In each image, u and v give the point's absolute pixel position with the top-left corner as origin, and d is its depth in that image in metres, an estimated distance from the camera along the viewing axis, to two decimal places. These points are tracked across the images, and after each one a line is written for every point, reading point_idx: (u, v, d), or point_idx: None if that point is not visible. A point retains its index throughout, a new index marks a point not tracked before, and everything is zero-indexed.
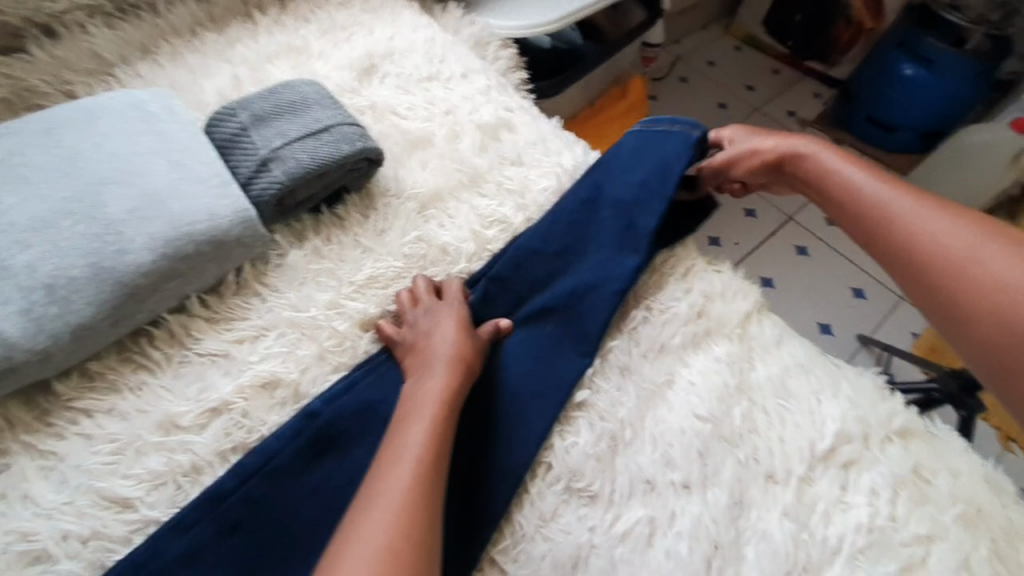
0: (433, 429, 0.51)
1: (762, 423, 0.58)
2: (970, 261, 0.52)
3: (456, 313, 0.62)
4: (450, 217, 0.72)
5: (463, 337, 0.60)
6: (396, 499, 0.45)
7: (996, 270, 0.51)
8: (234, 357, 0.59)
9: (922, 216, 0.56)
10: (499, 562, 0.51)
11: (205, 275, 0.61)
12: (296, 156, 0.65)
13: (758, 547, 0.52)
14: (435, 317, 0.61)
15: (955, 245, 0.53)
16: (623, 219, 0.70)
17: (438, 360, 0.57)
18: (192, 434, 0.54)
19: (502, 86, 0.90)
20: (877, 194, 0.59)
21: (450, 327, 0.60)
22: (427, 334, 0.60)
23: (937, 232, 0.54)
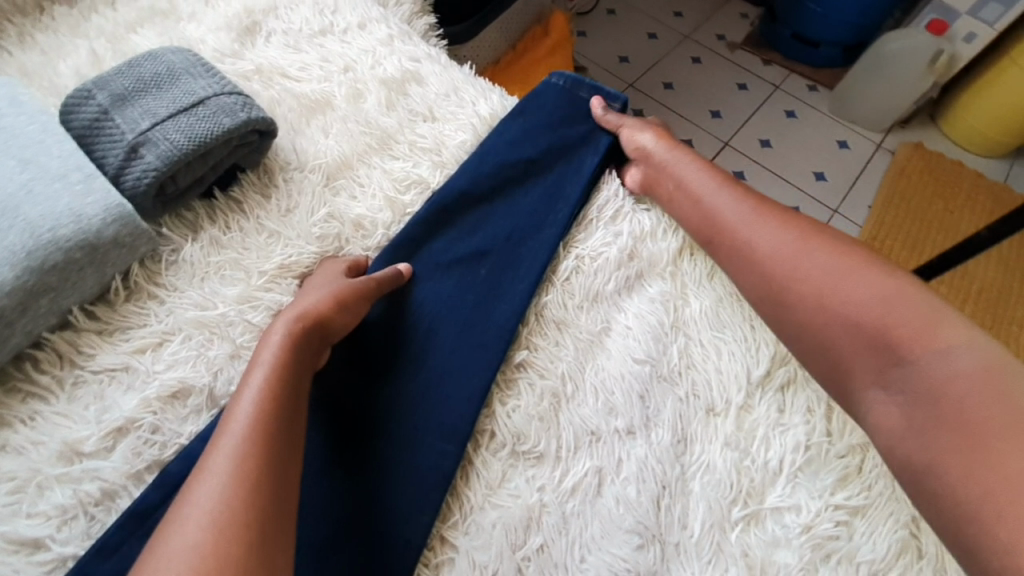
0: (273, 400, 0.45)
1: (699, 358, 0.58)
2: (796, 267, 0.55)
3: (330, 274, 0.58)
4: (362, 185, 0.66)
5: (331, 290, 0.54)
6: (216, 474, 0.40)
7: (821, 271, 0.54)
8: (136, 370, 0.54)
9: (759, 226, 0.59)
10: (449, 537, 0.50)
11: (84, 285, 0.54)
12: (169, 136, 0.57)
13: (703, 480, 0.52)
14: (310, 282, 0.57)
15: (783, 252, 0.57)
16: (542, 174, 0.68)
17: (288, 315, 0.51)
18: (99, 460, 0.49)
19: (405, 34, 0.81)
20: (724, 205, 0.62)
21: (313, 288, 0.55)
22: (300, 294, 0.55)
23: (766, 240, 0.58)
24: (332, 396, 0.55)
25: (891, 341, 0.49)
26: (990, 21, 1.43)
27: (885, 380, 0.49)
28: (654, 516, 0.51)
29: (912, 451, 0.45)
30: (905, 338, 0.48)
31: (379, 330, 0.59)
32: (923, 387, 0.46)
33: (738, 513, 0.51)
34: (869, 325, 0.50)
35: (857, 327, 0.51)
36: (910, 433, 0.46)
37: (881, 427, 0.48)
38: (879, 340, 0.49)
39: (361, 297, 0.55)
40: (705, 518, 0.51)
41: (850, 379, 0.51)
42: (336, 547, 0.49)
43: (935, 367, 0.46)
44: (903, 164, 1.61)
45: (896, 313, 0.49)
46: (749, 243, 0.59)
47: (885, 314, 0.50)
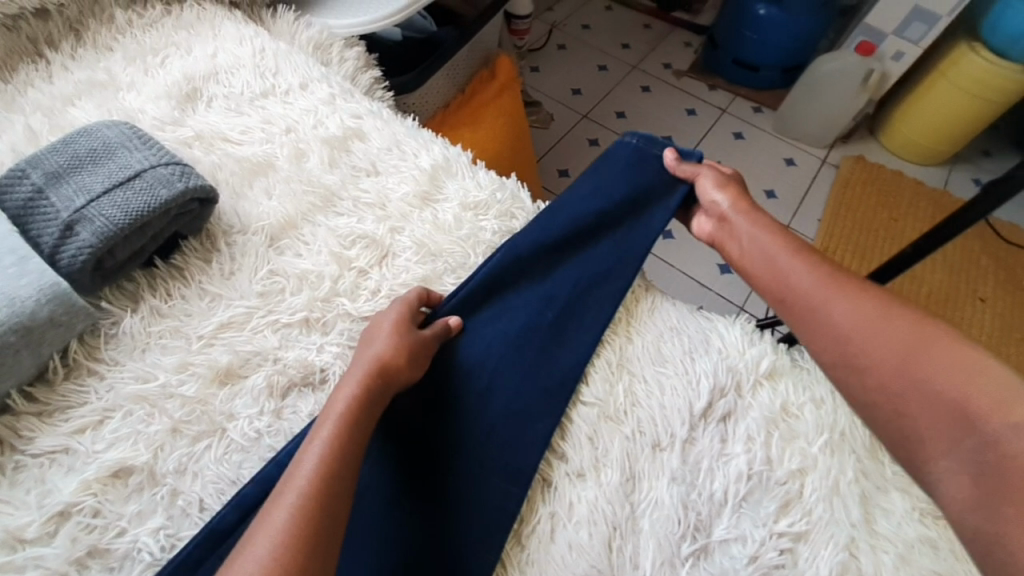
0: (327, 465, 0.47)
1: (644, 395, 0.59)
2: (856, 340, 0.54)
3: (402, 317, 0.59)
4: (306, 244, 0.67)
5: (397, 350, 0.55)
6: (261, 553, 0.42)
7: (910, 328, 0.53)
8: (76, 451, 0.52)
9: (833, 291, 0.58)
10: None
11: (21, 368, 0.53)
12: (105, 212, 0.58)
13: (653, 517, 0.53)
14: (375, 327, 0.58)
15: (871, 307, 0.56)
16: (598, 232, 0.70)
17: (354, 379, 0.53)
18: (40, 548, 0.48)
19: (347, 91, 0.83)
20: (797, 264, 0.61)
21: (378, 339, 0.56)
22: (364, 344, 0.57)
23: (845, 302, 0.57)
24: (353, 517, 0.53)
25: (965, 411, 0.47)
26: (916, 39, 1.53)
27: (962, 456, 0.46)
28: (606, 559, 0.51)
29: (981, 521, 0.42)
30: (982, 409, 0.46)
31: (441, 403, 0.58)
32: (993, 458, 0.44)
33: (687, 549, 0.52)
34: (946, 394, 0.48)
35: (938, 396, 0.49)
36: (982, 505, 0.43)
37: (950, 499, 0.45)
38: (943, 414, 0.48)
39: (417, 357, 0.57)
40: (656, 556, 0.51)
41: (920, 445, 0.49)
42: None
43: (1009, 440, 0.44)
44: (847, 176, 1.68)
45: (969, 387, 0.48)
46: (822, 317, 0.57)
47: (976, 382, 0.48)
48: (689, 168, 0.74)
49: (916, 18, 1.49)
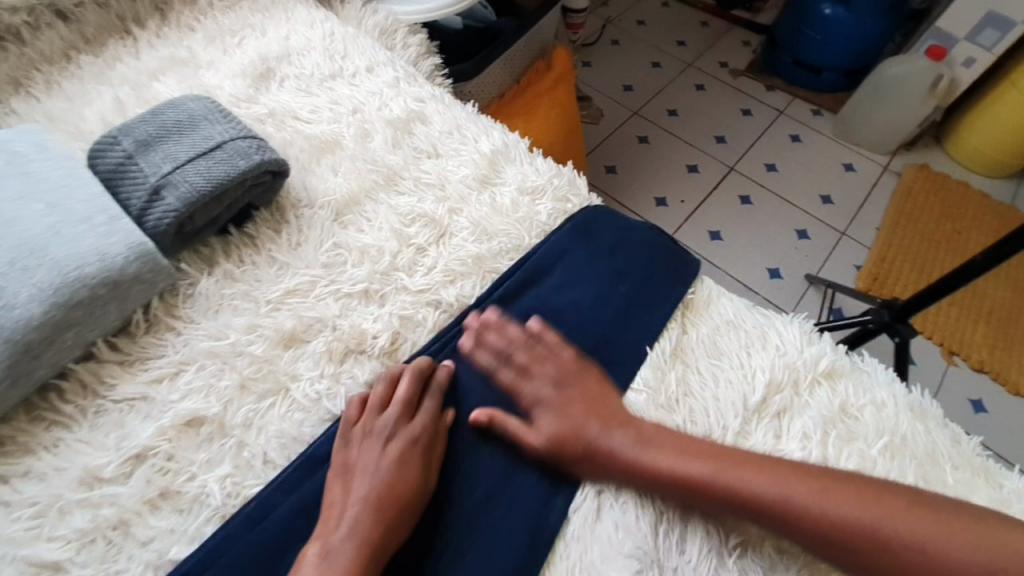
0: None
1: (697, 385, 0.59)
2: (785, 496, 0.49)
3: (396, 431, 0.55)
4: (369, 220, 0.69)
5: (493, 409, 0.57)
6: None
7: (798, 491, 0.49)
8: (153, 399, 0.56)
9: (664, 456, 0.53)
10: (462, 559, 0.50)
11: (108, 318, 0.57)
12: (189, 179, 0.61)
13: (701, 506, 0.53)
14: (353, 438, 0.55)
15: (732, 478, 0.51)
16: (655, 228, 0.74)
17: (349, 511, 0.50)
18: (117, 487, 0.51)
19: (410, 76, 0.85)
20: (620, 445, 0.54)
21: (368, 459, 0.54)
22: (342, 468, 0.54)
23: (702, 468, 0.51)
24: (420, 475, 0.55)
25: (866, 532, 0.47)
26: (988, 45, 1.46)
27: (854, 567, 0.47)
28: (653, 542, 0.51)
29: None
30: (887, 541, 0.46)
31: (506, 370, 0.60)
32: (898, 563, 0.46)
33: (736, 540, 0.51)
34: (849, 531, 0.47)
35: (848, 532, 0.47)
36: None
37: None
38: (851, 546, 0.47)
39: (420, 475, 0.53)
40: (703, 543, 0.51)
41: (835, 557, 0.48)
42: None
43: (910, 539, 0.46)
44: (909, 185, 1.61)
45: (855, 506, 0.48)
46: (751, 493, 0.50)
47: (857, 507, 0.48)
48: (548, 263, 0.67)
49: (990, 24, 1.43)
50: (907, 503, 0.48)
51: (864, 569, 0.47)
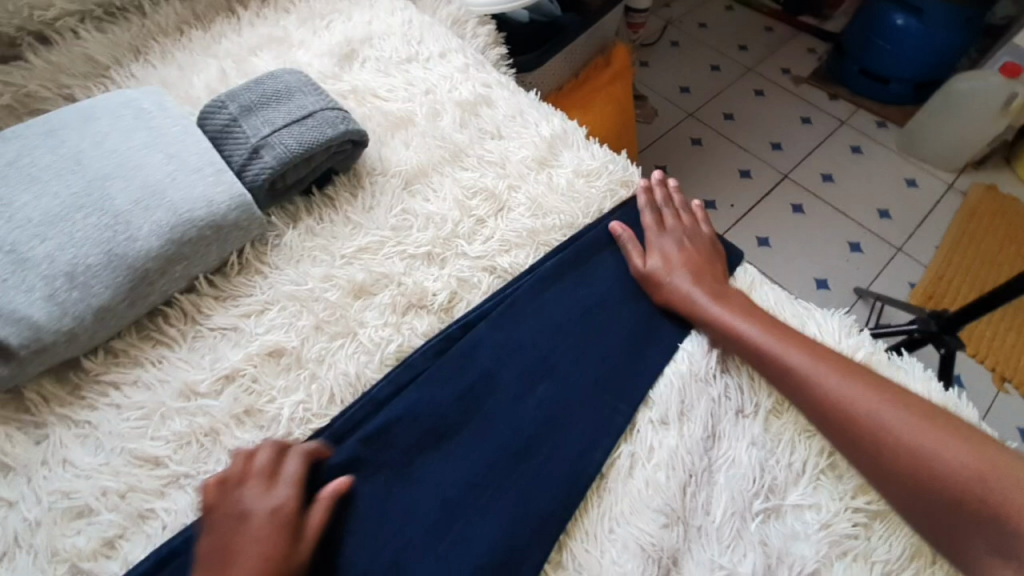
0: None
1: (734, 364, 0.63)
2: (813, 373, 0.57)
3: (270, 502, 0.52)
4: (435, 190, 0.75)
5: (668, 252, 0.70)
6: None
7: (862, 399, 0.55)
8: (242, 330, 0.64)
9: (796, 353, 0.59)
10: (505, 496, 0.56)
11: (209, 257, 0.65)
12: (284, 141, 0.69)
13: (730, 473, 0.56)
14: (223, 502, 0.52)
15: (812, 370, 0.58)
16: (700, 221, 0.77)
17: None
18: (209, 400, 0.60)
19: (479, 63, 0.91)
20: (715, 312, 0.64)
21: (248, 538, 0.50)
22: (229, 556, 0.49)
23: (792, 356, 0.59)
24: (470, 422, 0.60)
25: (910, 452, 0.52)
26: None
27: (891, 485, 0.52)
28: (681, 500, 0.55)
29: (921, 510, 0.51)
30: (935, 465, 0.50)
31: (554, 337, 0.65)
32: (936, 483, 0.50)
33: (760, 506, 0.55)
34: (896, 445, 0.53)
35: (899, 444, 0.52)
36: (915, 497, 0.51)
37: (900, 491, 0.52)
38: (875, 437, 0.54)
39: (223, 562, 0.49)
40: (729, 506, 0.55)
41: (877, 469, 0.53)
42: (402, 573, 0.52)
43: (952, 466, 0.50)
44: (973, 206, 1.56)
45: (909, 427, 0.53)
46: (782, 359, 0.59)
47: (907, 428, 0.53)
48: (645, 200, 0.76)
49: None
50: (967, 437, 0.52)
51: (894, 486, 0.52)
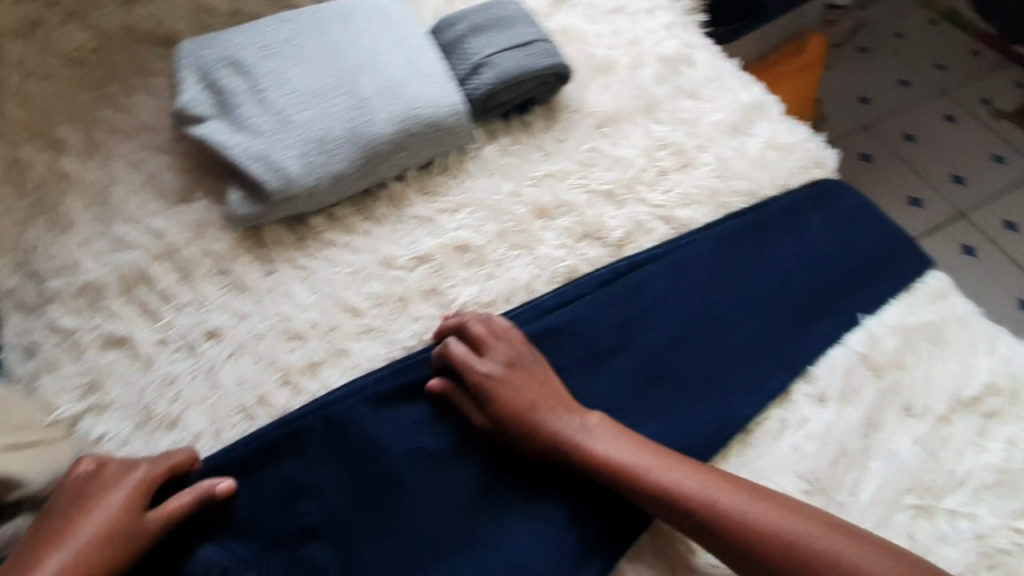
0: None
1: (911, 362, 0.61)
2: (748, 512, 0.52)
3: (119, 491, 0.55)
4: (625, 136, 0.77)
5: (498, 370, 0.62)
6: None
7: (851, 560, 0.49)
8: (436, 223, 0.71)
9: (721, 495, 0.53)
10: (652, 421, 0.61)
11: (422, 154, 0.73)
12: (504, 63, 0.74)
13: (883, 463, 0.57)
14: (91, 491, 0.55)
15: (820, 543, 0.50)
16: (890, 221, 0.74)
17: None
18: (404, 274, 0.69)
19: (685, 23, 0.90)
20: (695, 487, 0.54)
21: (104, 504, 0.54)
22: (77, 503, 0.55)
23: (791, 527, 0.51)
24: (628, 350, 0.65)
25: None
26: None
27: None
28: (827, 471, 0.57)
29: None
30: None
31: (720, 294, 0.67)
32: None
33: (910, 501, 0.55)
34: None
35: None
36: None
37: None
38: None
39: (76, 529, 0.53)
40: (876, 493, 0.56)
41: None
42: (544, 459, 0.60)
43: None
44: None
45: None
46: (710, 498, 0.53)
47: None
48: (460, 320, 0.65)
49: None
50: None
51: None
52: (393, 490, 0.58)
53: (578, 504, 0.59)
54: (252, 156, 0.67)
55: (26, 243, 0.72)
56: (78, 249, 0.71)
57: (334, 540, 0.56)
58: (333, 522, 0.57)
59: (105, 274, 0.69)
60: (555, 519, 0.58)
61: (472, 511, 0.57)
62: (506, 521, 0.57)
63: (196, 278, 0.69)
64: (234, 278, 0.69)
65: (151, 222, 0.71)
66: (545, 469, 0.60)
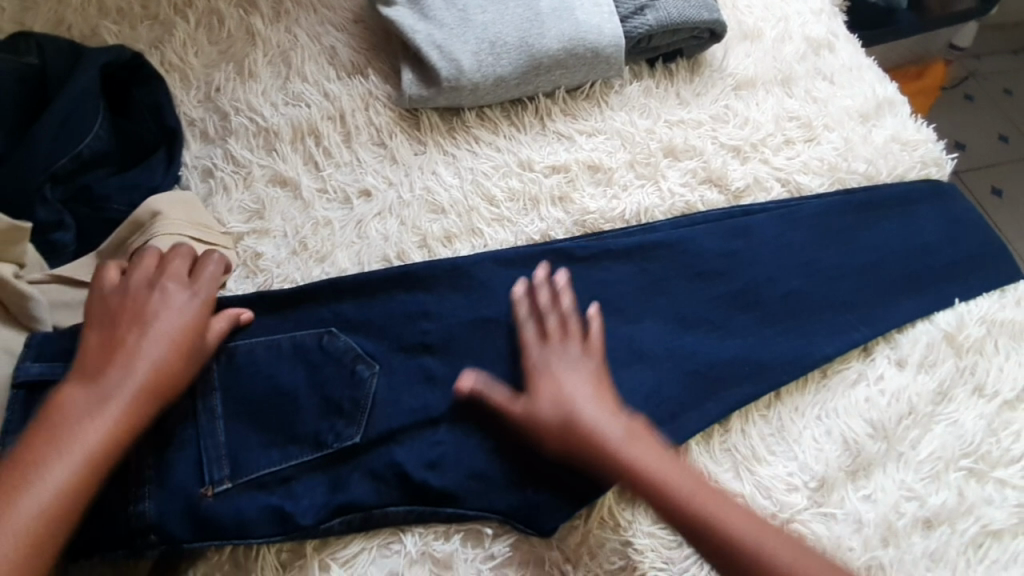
0: (112, 419, 0.52)
1: (990, 351, 0.66)
2: (697, 499, 0.54)
3: (196, 296, 0.62)
4: (759, 102, 0.83)
5: (565, 296, 0.66)
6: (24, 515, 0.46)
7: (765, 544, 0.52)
8: (574, 141, 0.78)
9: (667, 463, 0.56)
10: (736, 342, 0.67)
11: (575, 77, 0.79)
12: (667, 10, 0.80)
13: (947, 428, 0.62)
14: (135, 304, 0.59)
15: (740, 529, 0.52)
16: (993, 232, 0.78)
17: (146, 345, 0.57)
18: (538, 178, 0.75)
19: (832, 13, 0.94)
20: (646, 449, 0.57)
21: (157, 311, 0.59)
22: (122, 316, 0.59)
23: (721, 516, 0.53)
24: (727, 279, 0.71)
25: None
26: None
27: None
28: (893, 423, 0.62)
29: None
30: None
31: (819, 254, 0.73)
32: None
33: (965, 464, 0.61)
34: None
35: None
36: None
37: None
38: None
39: (134, 334, 0.57)
40: (936, 450, 0.61)
41: None
42: (636, 351, 0.66)
43: None
44: None
45: None
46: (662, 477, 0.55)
47: None
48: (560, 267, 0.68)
49: None
50: None
51: None
52: (500, 337, 0.66)
53: (658, 385, 0.64)
54: (432, 43, 0.76)
55: (213, 82, 0.80)
56: (257, 95, 0.79)
57: (444, 356, 0.65)
58: (449, 342, 0.65)
59: (280, 122, 0.77)
60: (632, 393, 0.64)
61: None
62: None
63: (356, 143, 0.77)
64: (389, 150, 0.77)
65: (326, 86, 0.80)
66: (632, 358, 0.65)
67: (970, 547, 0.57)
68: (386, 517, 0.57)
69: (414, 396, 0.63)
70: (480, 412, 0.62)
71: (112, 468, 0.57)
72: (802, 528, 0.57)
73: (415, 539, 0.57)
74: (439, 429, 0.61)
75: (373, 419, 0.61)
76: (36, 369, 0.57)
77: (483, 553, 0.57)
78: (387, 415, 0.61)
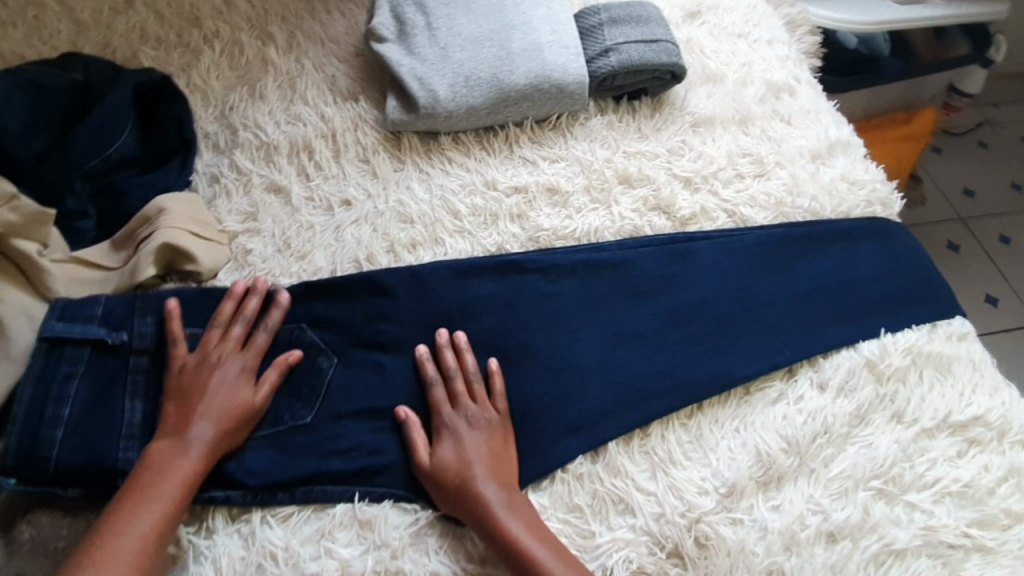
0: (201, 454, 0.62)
1: (912, 382, 0.70)
2: (517, 528, 0.59)
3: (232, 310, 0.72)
4: (715, 138, 0.88)
5: (463, 372, 0.70)
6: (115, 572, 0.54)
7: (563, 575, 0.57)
8: (537, 166, 0.86)
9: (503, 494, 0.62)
10: (666, 356, 0.72)
11: (542, 110, 0.88)
12: (630, 52, 0.88)
13: (860, 450, 0.66)
14: (198, 378, 0.66)
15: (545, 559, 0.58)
16: (931, 271, 0.82)
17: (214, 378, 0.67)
18: (500, 198, 0.83)
19: (798, 60, 1.00)
20: (486, 485, 0.62)
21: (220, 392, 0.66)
22: (191, 390, 0.66)
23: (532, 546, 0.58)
24: (663, 297, 0.76)
25: None
26: None
27: None
28: (807, 441, 0.66)
29: None
30: None
31: (755, 280, 0.77)
32: None
33: (875, 484, 0.64)
34: None
35: None
36: None
37: None
38: None
39: (195, 423, 0.63)
40: (847, 469, 0.65)
41: None
42: (568, 357, 0.71)
43: None
44: None
45: None
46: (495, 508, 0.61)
47: None
48: (461, 342, 0.71)
49: None
50: None
51: None
52: (446, 336, 0.72)
53: (585, 390, 0.69)
54: (414, 76, 0.86)
55: (228, 102, 0.91)
56: (264, 114, 0.90)
57: (396, 351, 0.72)
58: (401, 339, 0.73)
59: (280, 138, 0.88)
60: (559, 395, 0.69)
61: (501, 365, 0.71)
62: (524, 383, 0.70)
63: (344, 159, 0.87)
64: (371, 167, 0.86)
65: (323, 110, 0.90)
66: (564, 363, 0.71)
67: (871, 563, 0.60)
68: (324, 492, 0.64)
69: (365, 385, 0.70)
70: (420, 401, 0.70)
71: (106, 417, 0.65)
72: (707, 529, 0.62)
73: (346, 505, 0.63)
74: (382, 415, 0.69)
75: (327, 401, 0.69)
76: (61, 325, 0.67)
77: (409, 519, 0.63)
78: (339, 399, 0.69)
